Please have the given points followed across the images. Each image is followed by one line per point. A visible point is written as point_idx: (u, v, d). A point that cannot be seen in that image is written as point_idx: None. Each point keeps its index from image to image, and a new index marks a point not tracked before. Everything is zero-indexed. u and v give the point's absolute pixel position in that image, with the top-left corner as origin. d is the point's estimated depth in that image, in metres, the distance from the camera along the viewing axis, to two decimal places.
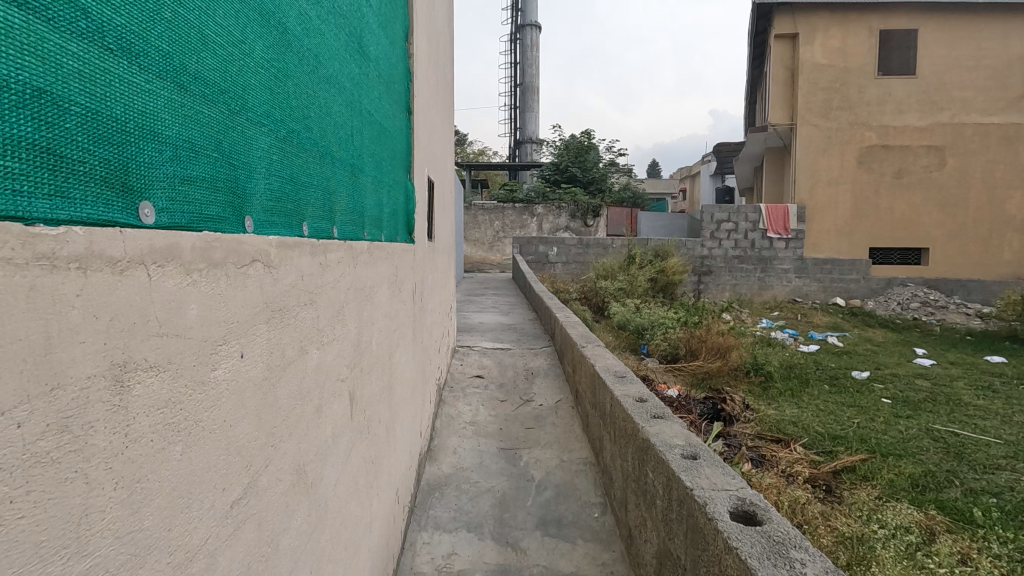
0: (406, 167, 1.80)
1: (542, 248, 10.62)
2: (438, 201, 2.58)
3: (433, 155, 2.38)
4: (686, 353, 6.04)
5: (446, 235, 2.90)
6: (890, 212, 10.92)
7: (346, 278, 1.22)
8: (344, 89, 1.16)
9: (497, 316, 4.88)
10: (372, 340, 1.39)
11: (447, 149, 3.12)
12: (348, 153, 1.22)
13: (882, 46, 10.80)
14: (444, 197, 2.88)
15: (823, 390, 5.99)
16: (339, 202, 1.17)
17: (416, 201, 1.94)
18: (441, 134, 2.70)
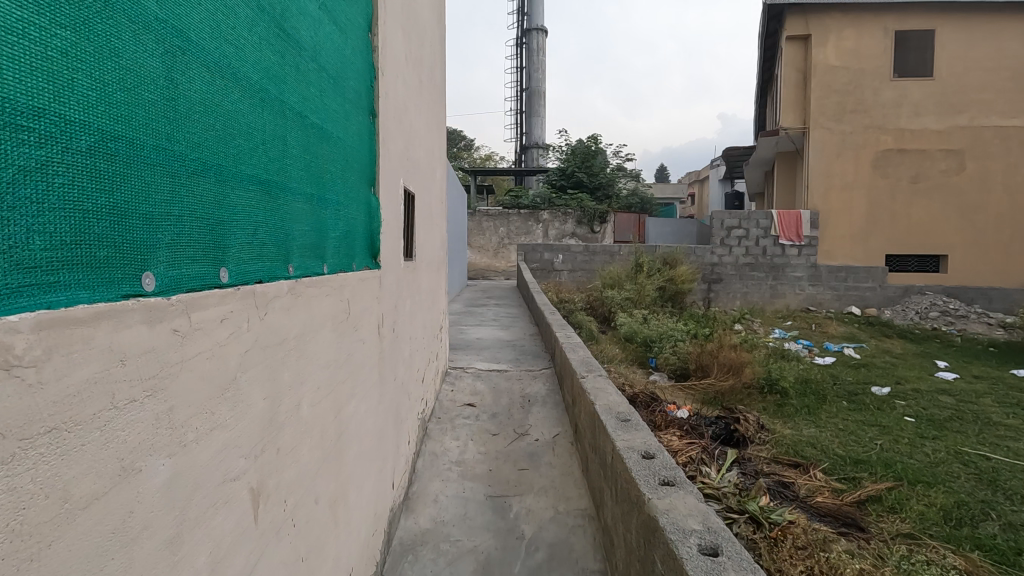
0: (365, 178, 1.56)
1: (547, 256, 10.37)
2: (422, 216, 2.37)
3: (415, 166, 2.17)
4: (696, 367, 5.76)
5: (433, 250, 2.68)
6: (907, 218, 10.58)
7: (242, 338, 0.93)
8: (230, 82, 0.88)
9: (496, 331, 4.64)
10: (289, 410, 1.10)
11: (436, 156, 2.90)
12: (245, 167, 0.94)
13: (897, 48, 10.49)
14: (431, 210, 2.66)
15: (841, 408, 5.67)
16: (227, 233, 0.89)
17: (382, 218, 1.69)
18: (427, 142, 2.49)
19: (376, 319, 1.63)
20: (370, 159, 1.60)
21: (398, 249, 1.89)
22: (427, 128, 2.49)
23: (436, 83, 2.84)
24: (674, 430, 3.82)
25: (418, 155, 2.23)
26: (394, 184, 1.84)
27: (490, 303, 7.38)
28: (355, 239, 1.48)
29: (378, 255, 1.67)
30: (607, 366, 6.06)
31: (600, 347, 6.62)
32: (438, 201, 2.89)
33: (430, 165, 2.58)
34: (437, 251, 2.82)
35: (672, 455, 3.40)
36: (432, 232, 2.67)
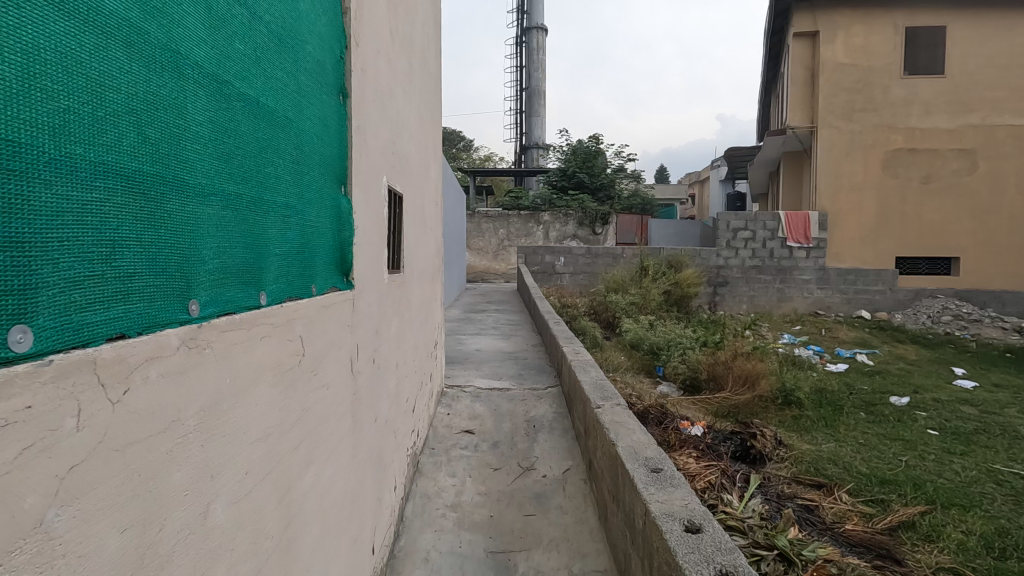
0: (329, 178, 1.27)
1: (548, 258, 10.09)
2: (413, 222, 2.09)
3: (403, 167, 1.89)
4: (707, 378, 5.47)
5: (427, 257, 2.40)
6: (917, 220, 10.31)
7: (95, 438, 0.63)
8: (56, 25, 0.57)
9: (496, 341, 4.35)
10: (189, 521, 0.79)
11: (431, 154, 2.62)
12: (94, 158, 0.63)
13: (908, 44, 10.21)
14: (425, 213, 2.38)
15: (860, 420, 5.38)
16: (47, 260, 0.57)
17: (353, 228, 1.40)
18: (419, 138, 2.20)
19: (348, 352, 1.36)
20: (337, 154, 1.32)
21: (380, 266, 1.62)
22: (420, 123, 2.21)
23: (430, 72, 2.55)
24: (690, 450, 3.52)
25: (407, 153, 1.95)
26: (375, 191, 1.56)
27: (489, 308, 7.09)
28: (310, 254, 1.19)
29: (351, 272, 1.40)
30: (613, 376, 5.76)
31: (605, 355, 6.32)
32: (433, 203, 2.61)
33: (422, 164, 2.30)
34: (432, 258, 2.55)
35: (690, 480, 3.11)
36: (426, 239, 2.39)
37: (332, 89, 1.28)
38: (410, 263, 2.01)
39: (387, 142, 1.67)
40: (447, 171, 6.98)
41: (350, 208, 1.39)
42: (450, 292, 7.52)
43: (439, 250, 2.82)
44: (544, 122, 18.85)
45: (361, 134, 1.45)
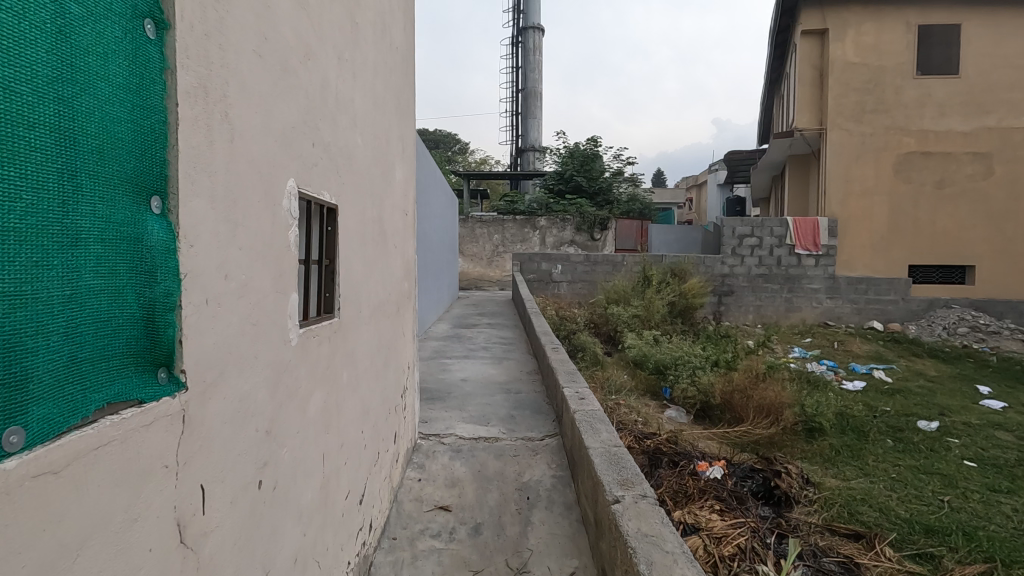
0: (81, 185, 0.69)
1: (544, 266, 9.56)
2: (355, 249, 1.63)
3: (328, 175, 1.42)
4: (720, 402, 4.97)
5: (386, 286, 1.95)
6: (931, 226, 9.85)
7: None
8: None
9: (486, 366, 3.82)
10: None
11: (398, 153, 2.15)
12: None
13: (921, 43, 9.76)
14: (383, 231, 1.93)
15: (888, 449, 4.88)
16: None
17: (169, 277, 0.83)
18: (368, 135, 1.73)
19: (180, 504, 0.85)
20: (115, 146, 0.74)
21: (273, 324, 1.16)
22: (369, 115, 1.74)
23: (395, 51, 2.05)
24: (711, 501, 2.99)
25: (336, 155, 1.48)
26: (255, 211, 1.08)
27: (481, 322, 6.56)
28: (1, 337, 0.59)
29: (178, 363, 0.86)
30: (615, 401, 5.23)
31: (606, 376, 5.79)
32: (398, 214, 2.15)
33: (376, 169, 1.83)
34: (396, 285, 2.09)
35: (716, 544, 2.59)
36: (385, 263, 1.94)
37: (112, 12, 0.73)
38: (346, 301, 1.56)
39: (284, 138, 1.19)
40: (435, 174, 6.45)
41: (164, 242, 0.82)
42: (439, 305, 6.97)
43: (410, 273, 2.37)
44: (540, 124, 18.35)
45: (219, 118, 0.95)
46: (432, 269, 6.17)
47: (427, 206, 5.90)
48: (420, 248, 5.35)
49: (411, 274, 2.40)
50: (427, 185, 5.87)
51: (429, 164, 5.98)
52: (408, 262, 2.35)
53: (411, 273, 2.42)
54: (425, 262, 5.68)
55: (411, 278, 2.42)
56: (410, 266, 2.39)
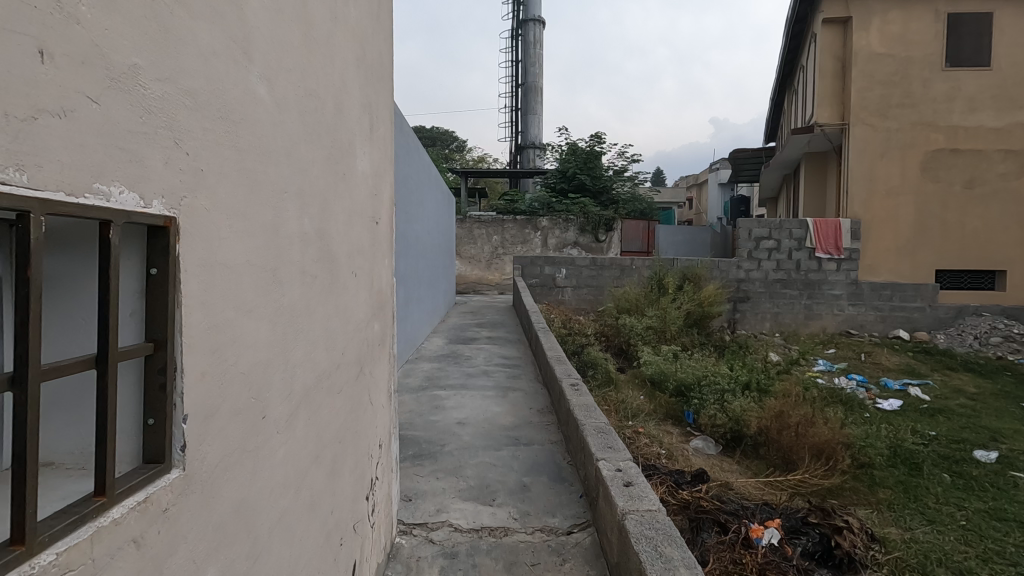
0: None
1: (547, 270, 8.93)
2: (262, 305, 0.99)
3: (124, 150, 0.68)
4: (756, 433, 4.36)
5: (335, 341, 1.34)
6: (960, 229, 9.22)
7: None
8: None
9: (487, 401, 3.16)
10: None
11: (360, 140, 1.52)
12: None
13: (950, 32, 9.12)
14: (332, 261, 1.31)
15: (946, 487, 4.24)
16: None
17: None
18: (291, 111, 1.09)
19: None
20: None
21: None
22: (290, 64, 1.09)
23: None
24: None
25: (163, 104, 0.74)
26: None
27: (481, 334, 5.89)
28: None
29: None
30: (634, 430, 4.59)
31: (621, 398, 5.16)
32: (363, 229, 1.53)
33: (311, 166, 1.19)
34: (358, 332, 1.49)
35: None
36: (333, 307, 1.32)
37: None
38: (240, 396, 0.93)
39: None
40: (429, 169, 5.78)
41: None
42: (435, 315, 6.32)
43: (386, 304, 1.78)
44: (541, 120, 17.68)
45: None
46: (426, 276, 5.52)
47: (420, 206, 5.23)
48: (412, 254, 4.69)
49: (388, 305, 1.80)
50: (420, 183, 5.20)
51: (423, 156, 5.30)
52: (384, 290, 1.75)
53: (389, 304, 1.83)
54: (418, 269, 5.02)
55: (389, 311, 1.82)
56: (387, 294, 1.80)
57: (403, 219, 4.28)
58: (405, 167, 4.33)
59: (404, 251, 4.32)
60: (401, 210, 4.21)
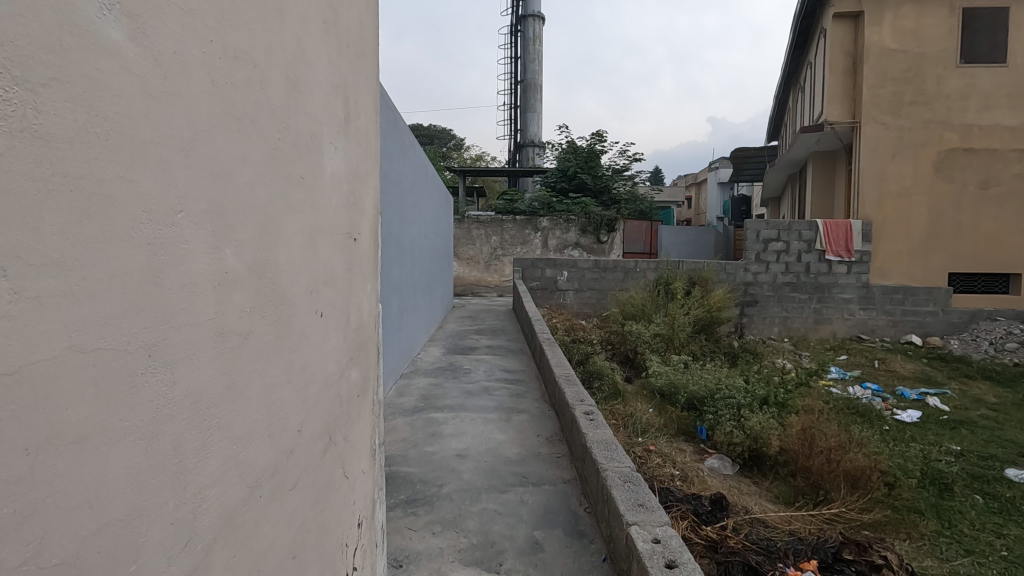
0: None
1: (549, 272, 8.61)
2: (161, 385, 0.68)
3: None
4: (777, 454, 4.07)
5: (293, 398, 1.03)
6: (974, 230, 8.92)
7: None
8: None
9: (490, 426, 2.84)
10: None
11: (329, 132, 1.21)
12: None
13: (965, 28, 8.82)
14: (287, 298, 1.01)
15: (980, 510, 3.93)
16: None
17: None
18: (211, 91, 0.77)
19: None
20: None
21: None
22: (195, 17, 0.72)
23: None
24: None
25: None
26: None
27: (481, 343, 5.57)
28: None
29: None
30: (644, 448, 4.29)
31: (629, 412, 4.85)
32: (333, 246, 1.23)
33: (248, 172, 0.88)
34: (326, 378, 1.19)
35: None
36: (290, 355, 1.02)
37: None
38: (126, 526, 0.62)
39: None
40: (426, 168, 5.45)
41: None
42: (433, 322, 6.00)
43: (367, 332, 1.48)
44: (541, 118, 17.32)
45: None
46: (423, 282, 5.21)
47: (417, 207, 4.90)
48: (408, 259, 4.37)
49: (369, 333, 1.51)
50: (417, 183, 4.88)
51: (419, 154, 4.97)
52: (363, 315, 1.45)
53: (371, 330, 1.53)
54: (414, 275, 4.71)
55: (371, 339, 1.53)
56: (369, 321, 1.50)
57: (399, 221, 3.96)
58: (400, 165, 4.01)
59: (399, 256, 3.99)
60: (396, 212, 3.89)
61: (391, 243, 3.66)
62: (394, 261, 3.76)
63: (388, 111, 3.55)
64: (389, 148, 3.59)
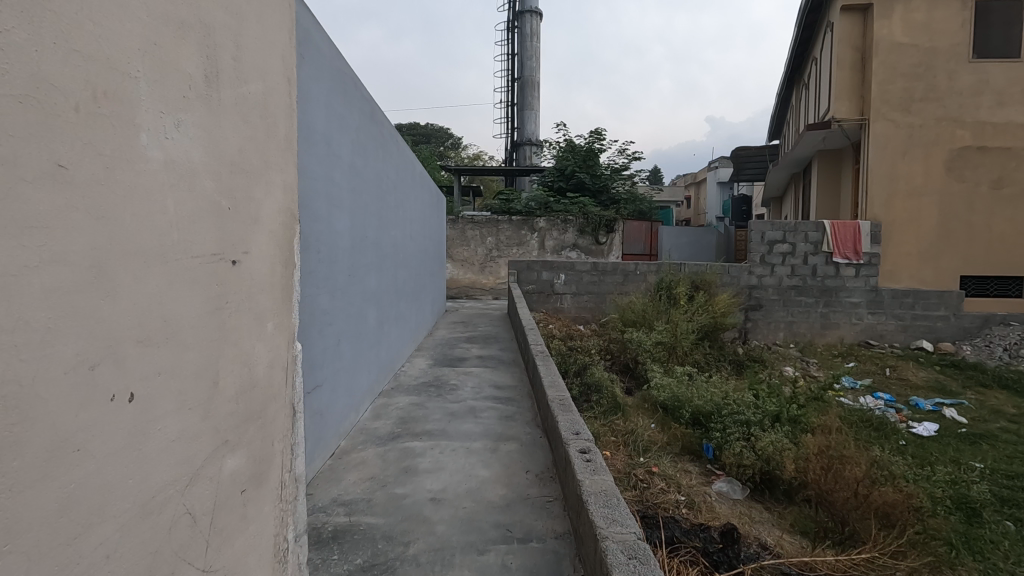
0: None
1: (545, 275, 8.25)
2: None
3: None
4: (792, 478, 3.73)
5: (46, 535, 0.69)
6: (987, 231, 8.57)
7: None
8: None
9: (473, 460, 2.48)
10: None
11: (154, 111, 0.86)
12: None
13: (978, 21, 8.47)
14: (26, 387, 0.66)
15: (1014, 539, 3.53)
16: None
17: None
18: None
19: None
20: None
21: None
22: None
23: None
24: None
25: None
26: None
27: (472, 352, 5.22)
28: None
29: None
30: (646, 470, 3.93)
31: (630, 429, 4.51)
32: (167, 284, 0.89)
33: None
34: (146, 482, 0.84)
35: None
36: (36, 478, 0.67)
37: None
38: None
39: None
40: (415, 166, 5.09)
41: None
42: (421, 330, 5.65)
43: (246, 389, 1.15)
44: (538, 116, 16.97)
45: None
46: (409, 288, 4.85)
47: (403, 209, 4.55)
48: (391, 265, 4.01)
49: (252, 389, 1.17)
50: (403, 183, 4.52)
51: (406, 151, 4.62)
52: (239, 368, 1.12)
53: (257, 385, 1.19)
54: (399, 282, 4.35)
55: (256, 397, 1.19)
56: (251, 373, 1.17)
57: (380, 224, 3.60)
58: (382, 163, 3.65)
59: (379, 262, 3.64)
60: (377, 213, 3.53)
61: (369, 247, 3.30)
62: (373, 267, 3.41)
63: (366, 101, 3.18)
64: (368, 143, 3.23)
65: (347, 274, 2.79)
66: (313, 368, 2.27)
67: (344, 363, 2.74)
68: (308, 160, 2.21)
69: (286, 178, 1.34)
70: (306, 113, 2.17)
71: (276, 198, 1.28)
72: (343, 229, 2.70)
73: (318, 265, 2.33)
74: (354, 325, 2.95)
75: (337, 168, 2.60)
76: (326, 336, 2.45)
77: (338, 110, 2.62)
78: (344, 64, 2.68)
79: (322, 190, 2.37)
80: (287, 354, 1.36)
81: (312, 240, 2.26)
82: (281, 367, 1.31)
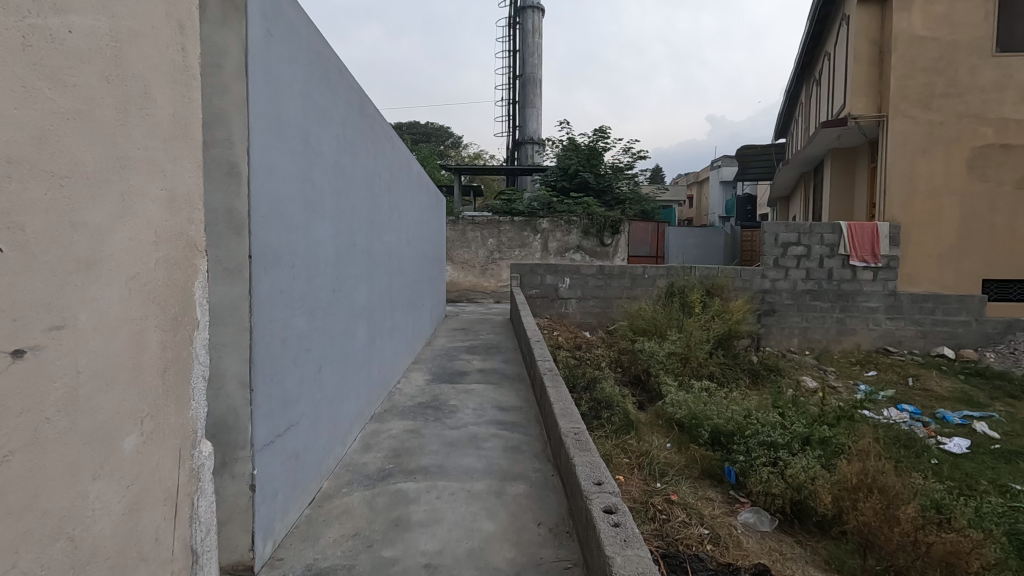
0: None
1: (549, 279, 7.90)
2: None
3: None
4: (827, 510, 3.37)
5: None
6: (1010, 233, 8.20)
7: None
8: None
9: (474, 509, 2.14)
10: None
11: None
12: None
13: (1002, 13, 8.08)
14: None
15: None
16: None
17: None
18: None
19: None
20: None
21: None
22: None
23: None
24: None
25: None
26: None
27: (474, 365, 4.87)
28: None
29: None
30: (664, 498, 3.58)
31: (645, 450, 4.17)
32: None
33: None
34: None
35: None
36: None
37: None
38: None
39: None
40: (410, 165, 4.73)
41: None
42: (419, 339, 5.30)
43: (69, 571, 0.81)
44: (540, 114, 16.60)
45: None
46: (405, 296, 4.49)
47: (398, 211, 4.19)
48: (384, 273, 3.66)
49: (84, 566, 0.84)
50: (398, 183, 4.15)
51: (402, 148, 4.25)
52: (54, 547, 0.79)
53: (96, 555, 0.87)
54: (394, 291, 4.01)
55: (97, 571, 0.87)
56: (81, 546, 0.84)
57: (371, 229, 3.24)
58: (374, 161, 3.28)
59: (371, 271, 3.28)
60: (368, 217, 3.17)
61: (358, 255, 2.94)
62: (363, 278, 3.05)
63: (354, 91, 2.81)
64: (355, 139, 2.86)
65: (331, 290, 2.43)
66: (287, 406, 1.91)
67: (327, 393, 2.38)
68: (279, 158, 1.84)
69: (157, 211, 1.00)
70: (275, 102, 1.81)
71: (134, 249, 0.94)
72: (324, 238, 2.34)
73: (293, 281, 1.97)
74: (341, 346, 2.60)
75: (316, 166, 2.23)
76: (305, 365, 2.09)
77: (318, 99, 2.24)
78: (324, 48, 2.31)
79: (297, 193, 2.01)
80: (162, 476, 1.03)
81: (285, 252, 1.90)
82: (147, 500, 0.99)
